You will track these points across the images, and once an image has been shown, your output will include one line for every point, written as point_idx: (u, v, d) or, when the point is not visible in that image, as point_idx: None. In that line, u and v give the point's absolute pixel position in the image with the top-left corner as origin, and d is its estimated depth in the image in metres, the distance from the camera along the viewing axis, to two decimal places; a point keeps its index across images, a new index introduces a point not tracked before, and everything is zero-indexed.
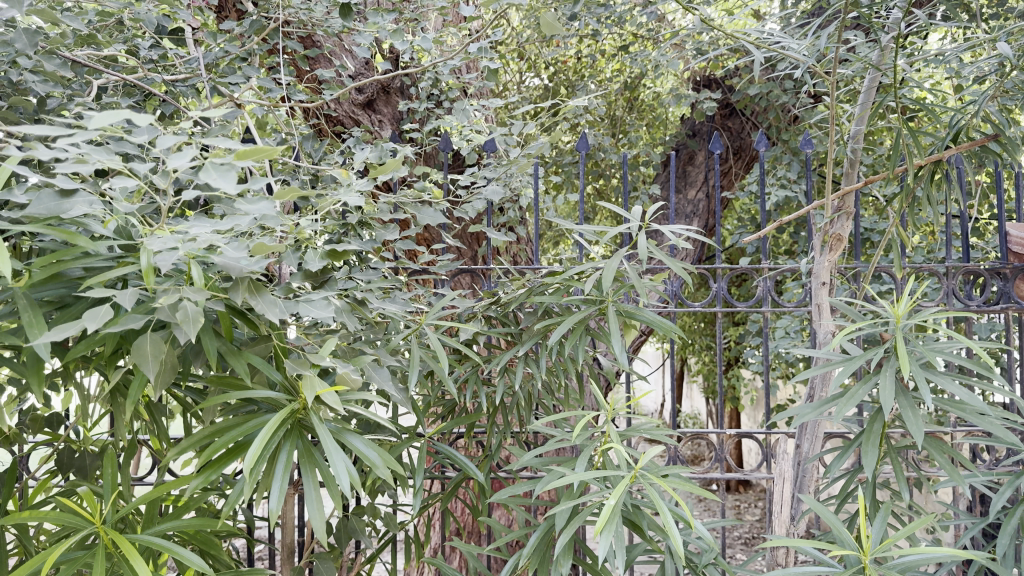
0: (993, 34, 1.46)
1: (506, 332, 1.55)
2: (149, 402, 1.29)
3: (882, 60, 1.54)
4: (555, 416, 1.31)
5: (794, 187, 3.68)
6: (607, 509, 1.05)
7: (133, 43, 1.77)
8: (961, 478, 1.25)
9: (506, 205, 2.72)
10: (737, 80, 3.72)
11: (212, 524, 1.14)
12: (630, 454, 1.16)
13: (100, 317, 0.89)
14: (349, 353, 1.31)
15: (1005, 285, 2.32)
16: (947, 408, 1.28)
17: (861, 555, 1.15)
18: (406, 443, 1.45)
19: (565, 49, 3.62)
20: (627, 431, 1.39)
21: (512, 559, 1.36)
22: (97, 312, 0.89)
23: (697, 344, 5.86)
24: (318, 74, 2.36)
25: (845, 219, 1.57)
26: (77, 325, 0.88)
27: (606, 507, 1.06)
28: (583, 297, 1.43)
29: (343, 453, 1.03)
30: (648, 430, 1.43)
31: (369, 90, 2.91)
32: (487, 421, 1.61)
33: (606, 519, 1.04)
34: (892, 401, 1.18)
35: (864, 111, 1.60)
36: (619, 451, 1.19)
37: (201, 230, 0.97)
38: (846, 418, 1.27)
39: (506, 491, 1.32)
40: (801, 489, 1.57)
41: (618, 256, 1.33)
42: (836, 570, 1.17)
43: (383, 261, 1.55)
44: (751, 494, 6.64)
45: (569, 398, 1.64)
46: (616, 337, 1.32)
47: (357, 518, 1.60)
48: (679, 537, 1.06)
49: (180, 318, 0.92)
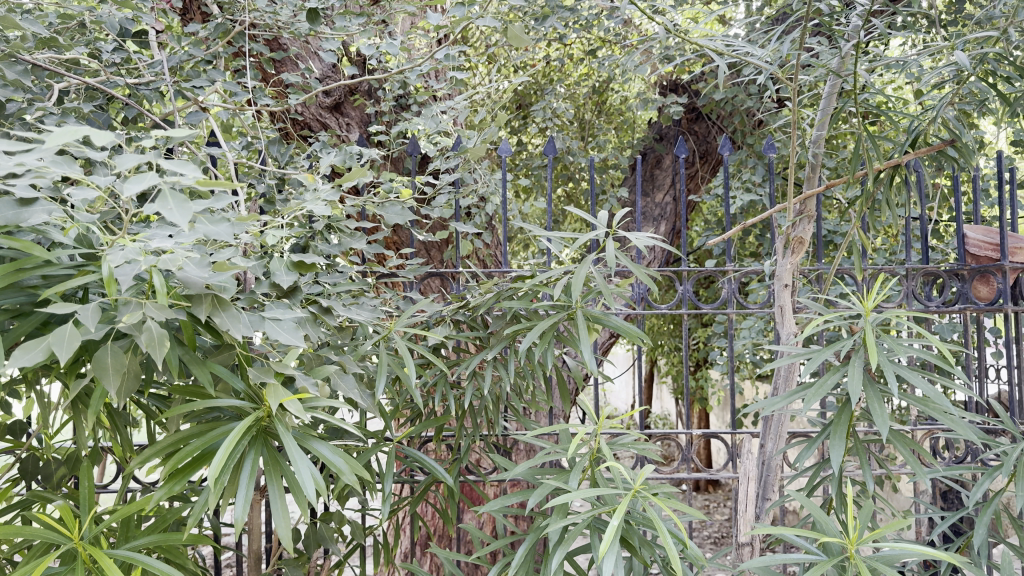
0: (952, 43, 1.47)
1: (475, 336, 1.55)
2: (112, 411, 1.28)
3: (843, 67, 1.56)
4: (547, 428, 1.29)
5: (758, 192, 3.71)
6: (610, 530, 1.03)
7: (95, 46, 1.75)
8: (923, 468, 1.29)
9: (474, 210, 2.72)
10: (704, 85, 3.73)
11: (177, 537, 1.13)
12: (628, 473, 1.17)
13: (68, 342, 0.89)
14: (314, 359, 1.30)
15: (963, 286, 2.26)
16: (925, 409, 1.28)
17: (846, 543, 1.19)
18: (374, 447, 1.44)
19: (533, 53, 3.61)
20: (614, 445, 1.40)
21: (496, 567, 1.34)
22: (63, 334, 0.90)
23: (666, 344, 5.90)
24: (284, 79, 2.32)
25: (807, 223, 1.61)
26: (42, 346, 0.89)
27: (610, 528, 1.04)
28: (552, 303, 1.44)
29: (308, 459, 1.02)
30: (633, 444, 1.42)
31: (337, 94, 2.87)
32: (456, 425, 1.61)
33: (610, 540, 1.02)
34: (861, 391, 1.20)
35: (824, 118, 1.61)
36: (616, 470, 1.19)
37: (163, 243, 0.93)
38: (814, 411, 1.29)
39: (498, 502, 1.31)
40: (767, 487, 1.60)
41: (587, 262, 1.34)
42: (822, 560, 1.21)
43: (351, 265, 1.54)
44: (720, 494, 6.70)
45: (537, 401, 1.63)
46: (584, 341, 1.34)
47: (326, 524, 1.59)
48: (678, 557, 1.06)
49: (145, 343, 0.93)
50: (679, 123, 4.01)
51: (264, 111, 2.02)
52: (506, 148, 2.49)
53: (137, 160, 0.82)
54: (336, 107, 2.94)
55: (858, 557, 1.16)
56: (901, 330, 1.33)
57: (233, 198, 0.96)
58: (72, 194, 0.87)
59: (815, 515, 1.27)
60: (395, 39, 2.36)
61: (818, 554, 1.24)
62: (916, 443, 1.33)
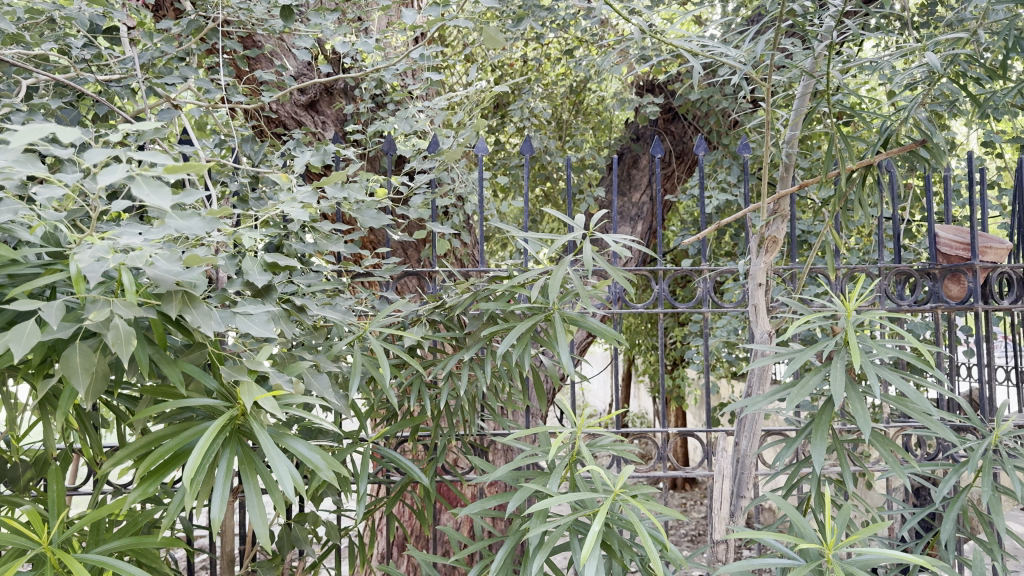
0: (923, 44, 1.48)
1: (452, 336, 1.54)
2: (83, 413, 1.26)
3: (816, 68, 1.57)
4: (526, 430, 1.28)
5: (734, 192, 3.73)
6: (591, 535, 1.02)
7: (65, 42, 1.72)
8: (902, 467, 1.28)
9: (451, 209, 2.70)
10: (680, 85, 3.74)
11: (150, 539, 1.12)
12: (607, 476, 1.16)
13: (26, 339, 0.87)
14: (288, 358, 1.29)
15: (935, 285, 2.28)
16: (899, 408, 1.29)
17: (824, 549, 1.19)
18: (349, 448, 1.43)
19: (510, 51, 3.60)
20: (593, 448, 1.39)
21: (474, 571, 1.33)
22: (23, 331, 0.88)
23: (644, 343, 5.91)
24: (257, 76, 2.30)
25: (781, 222, 1.63)
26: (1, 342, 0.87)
27: (592, 533, 1.03)
28: (529, 304, 1.44)
29: (285, 457, 1.01)
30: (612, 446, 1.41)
31: (312, 91, 2.84)
32: (433, 426, 1.60)
33: (592, 545, 1.01)
34: (842, 393, 1.20)
35: (798, 118, 1.62)
36: (597, 473, 1.18)
37: (131, 239, 0.92)
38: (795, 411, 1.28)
39: (478, 504, 1.30)
40: (741, 485, 1.61)
41: (565, 264, 1.34)
42: (799, 564, 1.21)
43: (327, 264, 1.53)
44: (697, 493, 6.72)
45: (513, 401, 1.63)
46: (562, 344, 1.34)
47: (300, 526, 1.58)
48: (658, 559, 1.05)
49: (112, 341, 0.91)
50: (655, 123, 4.01)
51: (238, 109, 2.00)
52: (483, 147, 2.48)
53: (108, 155, 0.80)
54: (311, 106, 2.91)
55: (836, 562, 1.16)
56: (878, 331, 1.34)
57: (203, 191, 0.94)
58: (36, 191, 0.86)
59: (793, 518, 1.27)
60: (369, 37, 2.34)
61: (796, 557, 1.24)
62: (894, 442, 1.34)
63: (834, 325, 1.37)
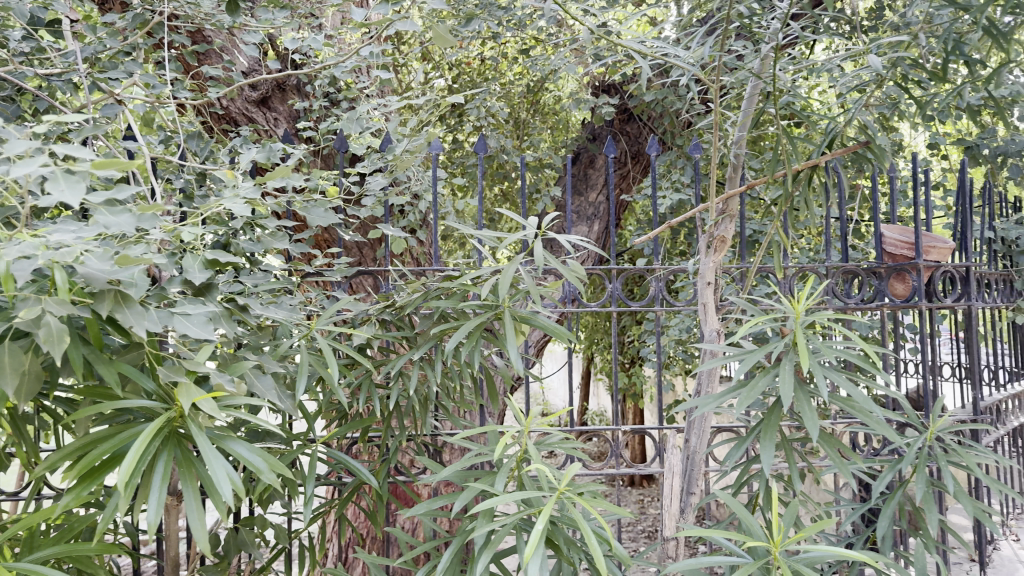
0: (867, 46, 1.50)
1: (402, 336, 1.53)
2: (18, 416, 1.22)
3: (763, 70, 1.59)
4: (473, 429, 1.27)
5: (688, 192, 3.76)
6: (535, 535, 1.02)
7: (3, 35, 1.68)
8: (845, 464, 1.30)
9: (405, 208, 2.68)
10: (635, 85, 3.76)
11: (85, 544, 1.09)
12: (552, 475, 1.15)
13: None
14: (231, 358, 1.26)
15: (881, 283, 2.32)
16: (841, 405, 1.30)
17: (770, 545, 1.19)
18: (296, 450, 1.41)
19: (466, 50, 3.59)
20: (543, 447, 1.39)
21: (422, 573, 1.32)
22: None
23: (601, 343, 5.93)
24: (205, 72, 2.25)
25: (729, 221, 1.64)
26: None
27: (536, 532, 1.03)
28: (480, 303, 1.43)
29: (223, 459, 0.98)
30: (561, 445, 1.41)
31: (263, 88, 2.80)
32: (383, 426, 1.58)
33: (536, 544, 1.01)
34: (791, 395, 1.21)
35: (746, 119, 1.63)
36: (542, 472, 1.17)
37: (61, 236, 0.90)
38: (744, 411, 1.29)
39: (424, 505, 1.28)
40: (691, 482, 1.63)
41: (516, 262, 1.34)
42: (746, 561, 1.21)
43: (275, 262, 1.50)
44: (654, 490, 6.77)
45: (464, 400, 1.62)
46: (513, 343, 1.33)
47: (248, 529, 1.56)
48: (602, 557, 1.05)
49: (42, 340, 0.89)
50: (611, 124, 4.03)
51: (185, 105, 1.96)
52: (437, 146, 2.44)
53: (29, 145, 0.81)
54: (263, 102, 2.87)
55: (780, 557, 1.17)
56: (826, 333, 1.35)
57: (134, 190, 0.95)
58: None
59: (740, 516, 1.28)
60: (321, 33, 2.32)
61: (742, 554, 1.25)
62: (839, 440, 1.36)
63: (781, 325, 1.38)
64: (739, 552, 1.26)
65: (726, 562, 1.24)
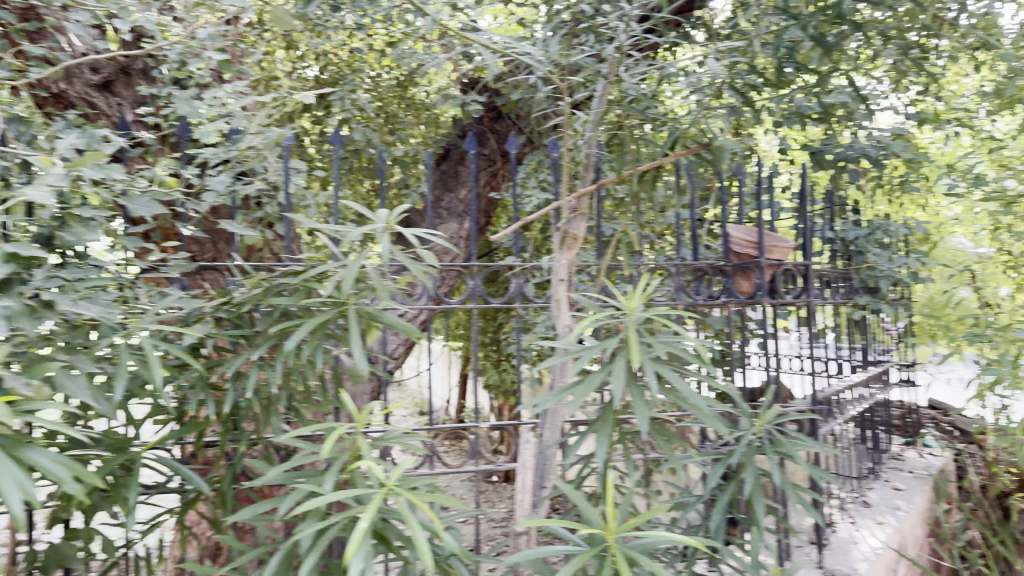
0: (706, 50, 1.56)
1: (240, 335, 1.46)
2: None
3: (610, 71, 1.62)
4: (303, 428, 1.23)
5: (554, 191, 3.80)
6: (358, 532, 1.00)
7: None
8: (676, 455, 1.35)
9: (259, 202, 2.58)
10: (503, 83, 3.77)
11: None
12: (380, 471, 1.14)
13: None
14: (37, 359, 1.17)
15: (727, 281, 2.41)
16: (671, 398, 1.36)
17: (606, 533, 1.21)
18: (118, 457, 1.33)
19: (331, 41, 3.49)
20: (380, 442, 1.40)
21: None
22: None
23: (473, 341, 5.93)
24: (35, 50, 2.09)
25: (581, 220, 1.68)
26: None
27: (359, 529, 1.01)
28: (325, 299, 1.38)
29: (14, 469, 0.91)
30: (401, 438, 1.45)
31: (106, 71, 2.63)
32: (221, 430, 1.51)
33: (358, 541, 0.99)
34: (623, 389, 1.25)
35: (596, 118, 1.67)
36: (371, 468, 1.16)
37: None
38: (581, 406, 1.32)
39: (249, 509, 1.24)
40: (542, 476, 1.64)
41: (361, 258, 1.32)
42: (583, 551, 1.23)
43: (98, 256, 1.40)
44: None
45: (309, 401, 1.56)
46: (355, 340, 1.30)
47: (69, 543, 1.45)
48: (429, 553, 1.04)
49: None
50: (480, 121, 4.00)
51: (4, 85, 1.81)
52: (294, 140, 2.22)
53: None
54: (105, 86, 2.69)
55: (617, 546, 1.19)
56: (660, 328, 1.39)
57: None
58: None
59: (579, 507, 1.29)
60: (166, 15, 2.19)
61: (580, 544, 1.26)
62: (674, 432, 1.40)
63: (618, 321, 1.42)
64: (577, 542, 1.27)
65: (564, 553, 1.25)
